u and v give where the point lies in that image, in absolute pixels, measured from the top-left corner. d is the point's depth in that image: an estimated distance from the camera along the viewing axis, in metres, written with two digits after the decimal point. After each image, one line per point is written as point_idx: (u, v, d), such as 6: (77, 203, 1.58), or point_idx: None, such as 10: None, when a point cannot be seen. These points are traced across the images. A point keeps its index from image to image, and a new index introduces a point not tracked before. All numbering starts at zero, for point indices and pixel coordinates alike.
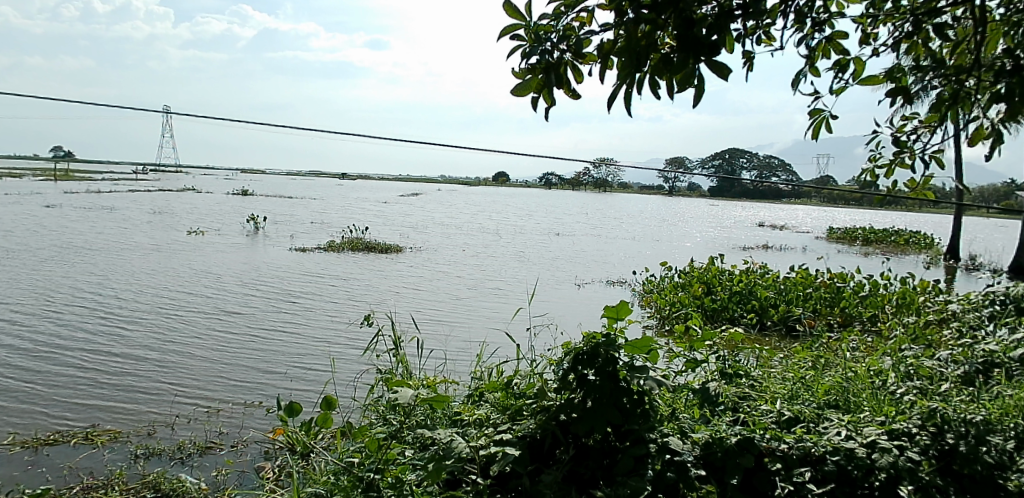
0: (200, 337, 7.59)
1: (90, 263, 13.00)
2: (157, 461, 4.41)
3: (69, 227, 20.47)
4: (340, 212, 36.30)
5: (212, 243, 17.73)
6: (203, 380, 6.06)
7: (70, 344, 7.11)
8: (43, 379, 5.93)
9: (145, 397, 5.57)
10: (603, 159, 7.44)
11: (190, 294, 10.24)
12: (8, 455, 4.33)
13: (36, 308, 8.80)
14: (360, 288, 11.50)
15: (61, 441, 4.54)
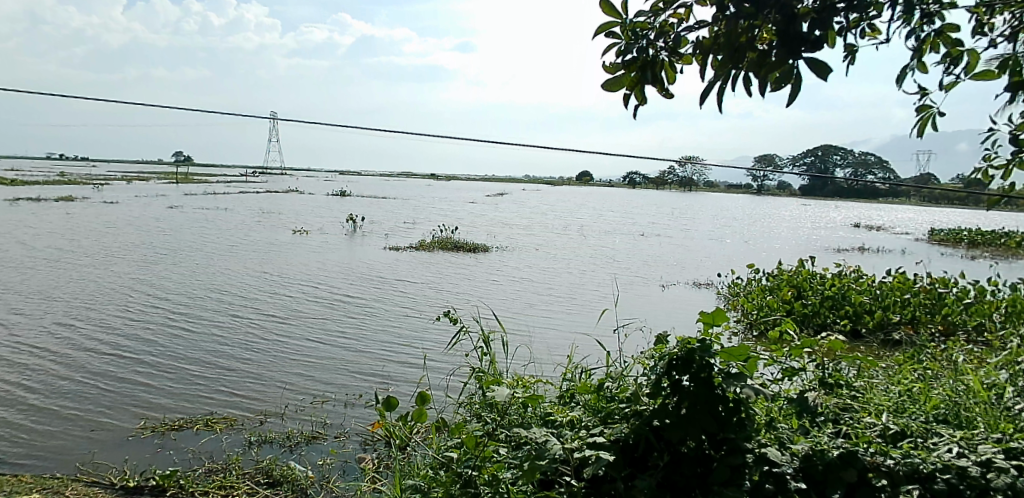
0: (297, 334, 7.95)
1: (196, 261, 13.96)
2: (269, 448, 4.67)
3: (176, 226, 22.07)
4: (418, 211, 37.27)
5: (301, 241, 18.63)
6: (305, 374, 6.35)
7: (183, 339, 7.61)
8: (165, 369, 6.44)
9: (254, 388, 5.94)
10: (688, 157, 7.23)
11: (285, 291, 10.74)
12: (142, 438, 4.70)
13: (153, 302, 9.54)
14: (444, 286, 11.76)
15: (186, 427, 4.88)
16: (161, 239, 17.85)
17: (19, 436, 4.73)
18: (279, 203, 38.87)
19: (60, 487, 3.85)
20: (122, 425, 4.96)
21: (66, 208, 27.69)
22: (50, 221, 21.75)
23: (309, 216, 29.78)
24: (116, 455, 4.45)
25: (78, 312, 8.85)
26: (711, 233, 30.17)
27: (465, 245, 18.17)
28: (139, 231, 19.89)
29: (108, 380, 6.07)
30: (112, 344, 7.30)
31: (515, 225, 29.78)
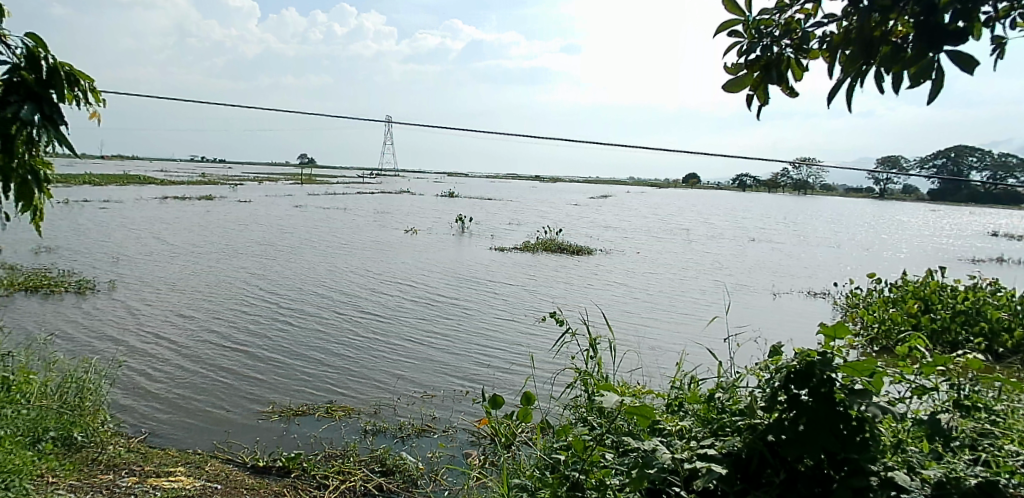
0: (405, 331, 8.24)
1: (312, 257, 14.89)
2: (382, 437, 4.89)
3: (292, 224, 23.64)
4: (513, 212, 37.72)
5: (406, 240, 19.41)
6: (414, 370, 6.59)
7: (301, 330, 8.11)
8: (289, 357, 6.91)
9: (369, 379, 6.24)
10: (803, 158, 6.85)
11: (391, 289, 11.18)
12: (270, 421, 5.04)
13: (277, 294, 10.29)
14: (545, 287, 11.86)
15: (309, 413, 5.20)
16: (281, 236, 19.20)
17: (166, 408, 5.21)
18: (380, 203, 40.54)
19: (200, 462, 4.20)
20: (253, 407, 5.35)
21: (197, 206, 30.33)
22: (185, 217, 23.89)
23: (410, 216, 30.85)
24: (249, 434, 4.80)
25: (211, 300, 9.65)
26: (824, 239, 28.34)
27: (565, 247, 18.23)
28: (262, 227, 21.49)
29: (238, 363, 6.59)
30: (240, 330, 7.90)
31: (613, 228, 29.37)
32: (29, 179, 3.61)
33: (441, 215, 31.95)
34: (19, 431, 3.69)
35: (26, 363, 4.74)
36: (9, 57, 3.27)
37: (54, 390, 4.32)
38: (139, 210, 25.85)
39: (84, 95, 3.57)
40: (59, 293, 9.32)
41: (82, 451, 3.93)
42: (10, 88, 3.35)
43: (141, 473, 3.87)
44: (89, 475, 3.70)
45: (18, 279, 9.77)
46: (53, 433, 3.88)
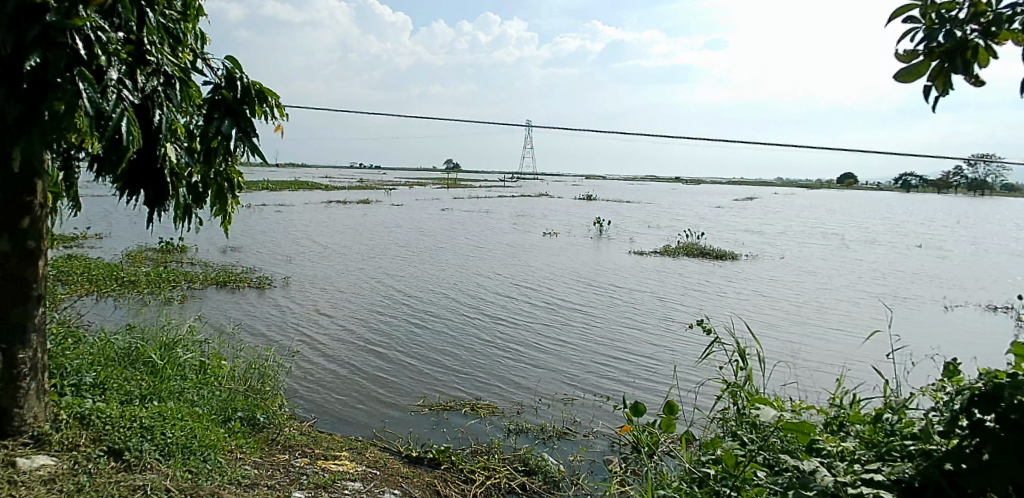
0: (541, 335, 8.35)
1: (453, 257, 15.61)
2: (526, 437, 5.03)
3: (431, 225, 24.91)
4: (642, 215, 37.01)
5: (537, 243, 19.72)
6: (554, 373, 6.73)
7: (443, 328, 8.47)
8: (437, 353, 7.32)
9: (512, 380, 6.46)
10: (984, 154, 6.13)
11: (527, 291, 11.36)
12: (422, 413, 5.33)
13: (424, 292, 10.90)
14: (685, 294, 11.57)
15: (456, 408, 5.44)
16: (421, 237, 20.29)
17: (330, 394, 5.67)
18: (505, 205, 41.40)
19: (361, 448, 4.50)
20: (406, 399, 5.69)
21: (344, 208, 32.76)
22: (338, 219, 25.93)
23: (538, 218, 31.17)
24: (403, 425, 5.10)
25: (363, 295, 10.34)
26: (1002, 247, 24.96)
27: (708, 251, 17.61)
28: (405, 229, 22.85)
29: (387, 356, 7.02)
30: (389, 326, 8.41)
31: (751, 232, 27.93)
32: (224, 186, 4.13)
33: (568, 218, 31.98)
34: (213, 410, 4.18)
35: (219, 349, 5.43)
36: (212, 78, 3.69)
37: (240, 375, 4.89)
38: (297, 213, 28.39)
39: (271, 110, 3.92)
40: (243, 288, 10.35)
41: (264, 430, 4.32)
42: (212, 105, 3.79)
43: (312, 455, 4.19)
44: (270, 454, 4.05)
45: (211, 274, 10.99)
46: (240, 413, 4.31)
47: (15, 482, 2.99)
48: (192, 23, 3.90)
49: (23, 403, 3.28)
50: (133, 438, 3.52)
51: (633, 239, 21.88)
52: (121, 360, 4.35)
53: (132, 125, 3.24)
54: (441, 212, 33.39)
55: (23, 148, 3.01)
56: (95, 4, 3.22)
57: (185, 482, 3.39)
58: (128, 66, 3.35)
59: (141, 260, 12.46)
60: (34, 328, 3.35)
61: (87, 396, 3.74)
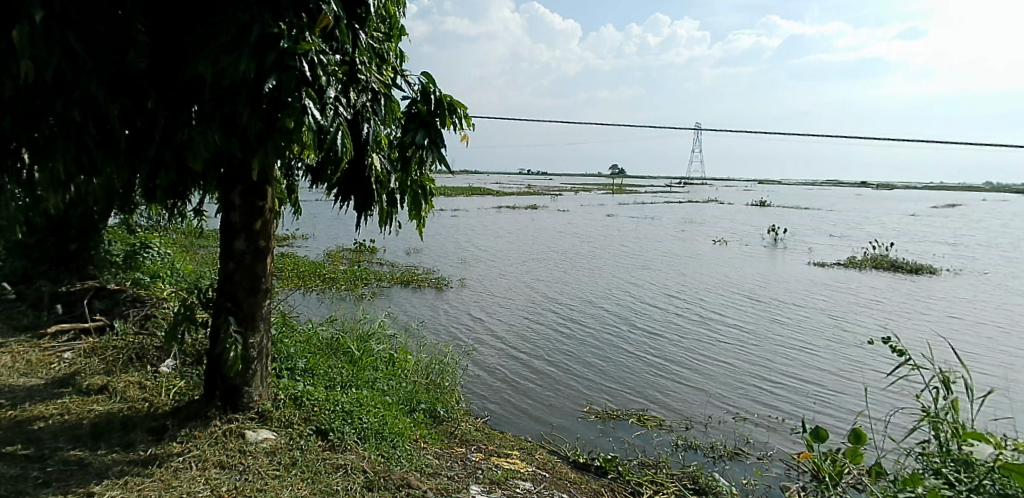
0: (703, 351, 8.02)
1: (616, 263, 15.60)
2: (694, 454, 4.92)
3: (590, 230, 25.08)
4: (816, 221, 34.20)
5: (700, 250, 19.06)
6: (719, 390, 6.53)
7: (599, 335, 8.44)
8: (600, 358, 7.39)
9: (677, 393, 6.36)
10: None
11: (691, 303, 10.93)
12: (589, 420, 5.38)
13: (591, 297, 11.03)
14: (877, 312, 10.58)
15: (622, 418, 5.43)
16: (581, 242, 20.48)
17: (501, 390, 5.94)
18: (656, 211, 40.28)
19: (531, 449, 4.60)
20: (572, 404, 5.76)
21: (502, 213, 33.83)
22: (501, 223, 27.03)
23: (698, 224, 30.14)
24: (572, 430, 5.16)
25: (525, 298, 10.60)
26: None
27: (902, 264, 15.86)
28: (564, 233, 23.23)
29: (546, 359, 7.14)
30: (548, 329, 8.56)
31: (951, 243, 24.63)
32: (419, 192, 4.46)
33: (730, 225, 30.29)
34: (400, 401, 4.50)
35: (404, 344, 5.88)
36: (410, 93, 4.05)
37: (423, 370, 5.24)
38: (461, 218, 29.83)
39: (459, 121, 4.20)
40: (424, 288, 11.05)
41: (443, 423, 4.56)
42: (410, 117, 4.14)
43: (485, 451, 4.34)
44: (448, 446, 4.25)
45: (396, 273, 11.96)
46: (423, 405, 4.60)
47: (245, 453, 3.43)
48: (394, 43, 4.31)
49: (251, 384, 3.74)
50: (336, 421, 3.87)
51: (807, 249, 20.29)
52: (326, 349, 4.85)
53: (344, 139, 3.64)
54: (596, 217, 33.23)
55: (261, 160, 3.46)
56: (319, 30, 3.66)
57: (379, 465, 3.65)
58: (343, 84, 3.77)
59: (340, 258, 13.90)
60: (261, 318, 3.77)
61: (298, 380, 4.20)
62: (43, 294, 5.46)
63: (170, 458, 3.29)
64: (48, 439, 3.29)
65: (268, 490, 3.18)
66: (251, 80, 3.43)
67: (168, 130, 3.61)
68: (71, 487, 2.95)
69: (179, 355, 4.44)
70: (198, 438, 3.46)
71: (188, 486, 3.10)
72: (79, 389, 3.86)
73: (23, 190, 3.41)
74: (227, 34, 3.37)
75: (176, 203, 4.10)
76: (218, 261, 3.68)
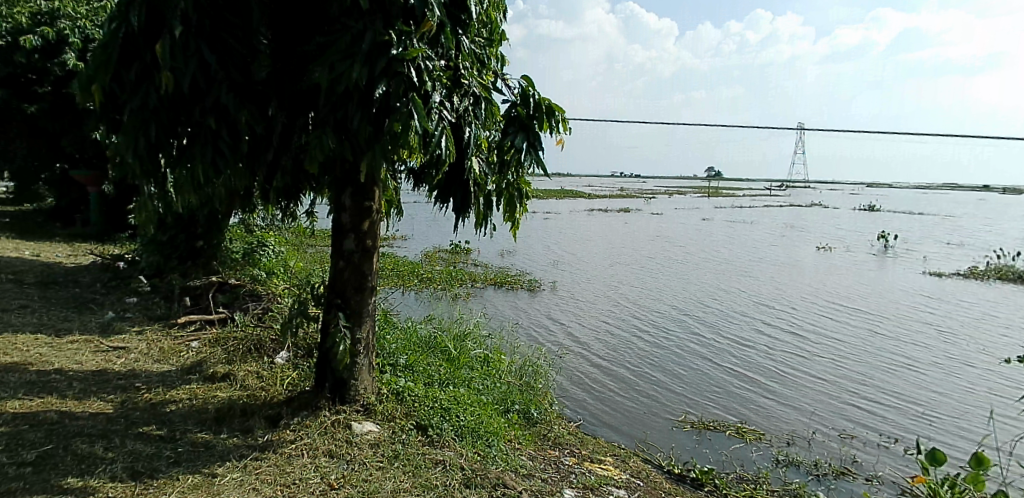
0: (800, 364, 7.64)
1: (711, 269, 15.15)
2: (796, 471, 4.70)
3: (679, 234, 24.52)
4: (927, 228, 31.79)
5: (800, 257, 18.19)
6: (820, 407, 6.21)
7: (688, 343, 8.21)
8: (691, 366, 7.21)
9: (774, 407, 6.10)
10: None
11: (791, 314, 10.41)
12: (683, 430, 5.26)
13: (685, 304, 10.79)
14: (1006, 331, 9.68)
15: (719, 429, 5.28)
16: (671, 246, 20.07)
17: (594, 394, 5.90)
18: (748, 215, 38.66)
19: (625, 456, 4.53)
20: (666, 413, 5.63)
21: (590, 216, 33.73)
22: (589, 227, 26.94)
23: (795, 230, 28.78)
24: (666, 439, 5.05)
25: (615, 303, 10.46)
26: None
27: None
28: (653, 238, 22.85)
29: (634, 365, 7.01)
30: (636, 334, 8.42)
31: None
32: (516, 194, 4.47)
33: (830, 231, 28.61)
34: (495, 400, 4.56)
35: (499, 345, 5.96)
36: (510, 97, 4.09)
37: (517, 371, 5.29)
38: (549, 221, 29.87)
39: (558, 124, 4.20)
40: (516, 290, 11.14)
41: (537, 425, 4.57)
42: (509, 121, 4.18)
43: (579, 455, 4.31)
44: (542, 448, 4.25)
45: (490, 275, 12.15)
46: (517, 406, 4.65)
47: (351, 443, 3.56)
48: (495, 48, 4.37)
49: (358, 377, 3.88)
50: (435, 417, 3.95)
51: (920, 258, 18.91)
52: (425, 346, 4.99)
53: (448, 141, 3.68)
54: (685, 221, 32.31)
55: (370, 163, 3.57)
56: (425, 36, 3.75)
57: (476, 463, 3.68)
58: (446, 89, 3.83)
59: (436, 259, 14.33)
60: (368, 314, 3.92)
61: (400, 375, 4.33)
62: (174, 288, 5.93)
63: (283, 444, 3.47)
64: (178, 421, 3.56)
65: (372, 480, 3.28)
66: (362, 86, 3.54)
67: (285, 134, 3.83)
68: (198, 467, 3.16)
69: (292, 348, 4.69)
70: (309, 427, 3.63)
71: (301, 472, 3.25)
72: (204, 377, 4.16)
73: (161, 192, 3.69)
74: (342, 43, 3.50)
75: (290, 203, 4.33)
76: (329, 258, 3.86)
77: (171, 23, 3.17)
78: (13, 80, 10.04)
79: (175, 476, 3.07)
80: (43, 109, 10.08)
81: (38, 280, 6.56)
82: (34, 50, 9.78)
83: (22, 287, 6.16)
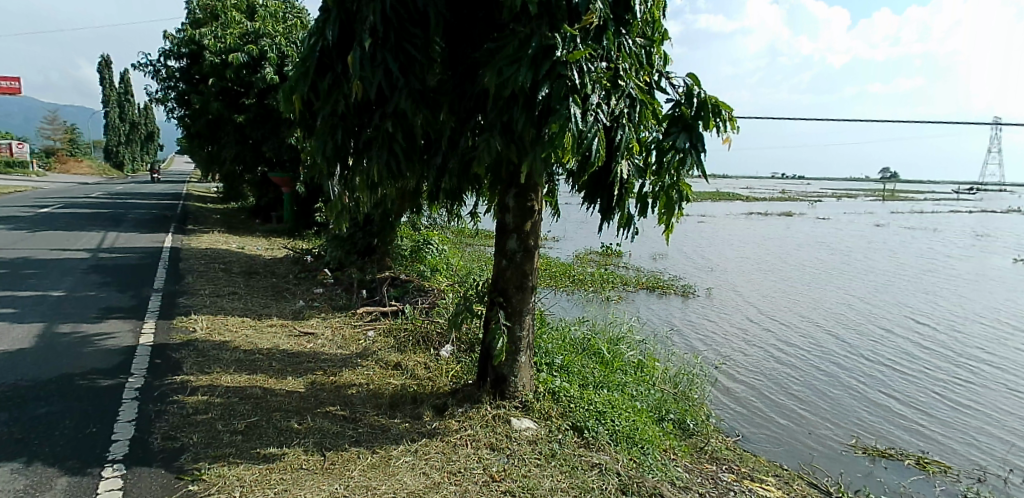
0: (987, 395, 6.72)
1: (887, 281, 13.80)
2: None
3: (841, 241, 22.62)
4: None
5: (993, 271, 15.99)
6: (1015, 445, 5.44)
7: (849, 361, 7.58)
8: (855, 386, 6.64)
9: (957, 441, 5.45)
10: None
11: (983, 337, 9.18)
12: (853, 455, 4.87)
13: (856, 319, 9.93)
14: None
15: (896, 458, 4.83)
16: (833, 254, 18.58)
17: (750, 408, 5.63)
18: (922, 221, 34.65)
19: (788, 478, 4.22)
20: (834, 436, 5.23)
21: (740, 220, 32.17)
22: (739, 230, 25.75)
23: (983, 239, 25.37)
24: (833, 464, 4.68)
25: (774, 313, 9.91)
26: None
27: None
28: (812, 244, 21.30)
29: (787, 380, 6.59)
30: (789, 347, 7.93)
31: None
32: (674, 197, 4.21)
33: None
34: (650, 408, 4.52)
35: (653, 352, 5.91)
36: (673, 96, 3.96)
37: (671, 379, 5.23)
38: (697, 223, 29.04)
39: (722, 123, 4.01)
40: (669, 294, 10.92)
41: (694, 437, 4.44)
42: (672, 120, 4.06)
43: (738, 472, 4.06)
44: (699, 462, 4.08)
45: (642, 279, 11.99)
46: (672, 416, 4.55)
47: (510, 439, 3.64)
48: (657, 47, 4.27)
49: (517, 374, 3.99)
50: (591, 419, 3.92)
51: None
52: (579, 348, 5.09)
53: (603, 143, 3.59)
54: (847, 227, 29.76)
55: (532, 167, 3.59)
56: (588, 38, 3.70)
57: (632, 470, 3.56)
58: (606, 90, 3.72)
59: (587, 260, 14.42)
60: (528, 313, 4.00)
61: (556, 375, 4.39)
62: (353, 280, 6.49)
63: (448, 433, 3.62)
64: (358, 403, 3.85)
65: (531, 477, 3.30)
66: (527, 90, 3.56)
67: (453, 136, 4.00)
68: (376, 447, 3.39)
69: (456, 342, 4.93)
70: (471, 419, 3.77)
71: (465, 462, 3.36)
72: (380, 363, 4.49)
73: (345, 192, 4.03)
74: (508, 48, 3.56)
75: (453, 204, 4.53)
76: (493, 258, 4.00)
77: (360, 36, 3.41)
78: (227, 92, 11.67)
79: (357, 454, 3.30)
80: (249, 118, 11.44)
81: (243, 269, 7.50)
82: (241, 66, 11.21)
83: (232, 275, 7.07)
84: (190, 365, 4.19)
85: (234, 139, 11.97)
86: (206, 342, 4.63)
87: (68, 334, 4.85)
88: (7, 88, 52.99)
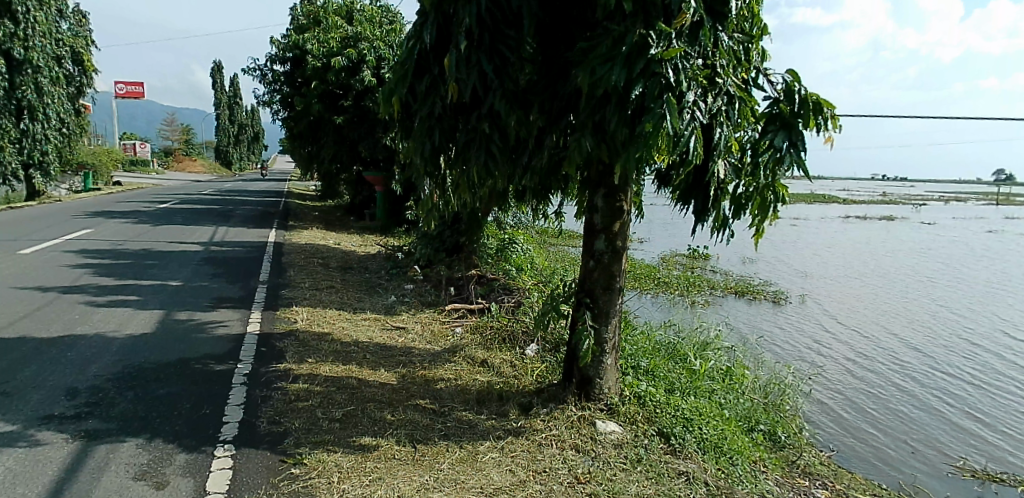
0: None
1: (1004, 293, 12.70)
2: None
3: (948, 248, 21.00)
4: None
5: None
6: None
7: (953, 377, 7.05)
8: (959, 404, 6.18)
9: None
10: None
11: None
12: (959, 478, 4.55)
13: (966, 333, 9.21)
14: None
15: (1009, 484, 4.46)
16: (939, 262, 17.31)
17: (842, 422, 5.37)
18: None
19: None
20: (938, 457, 4.90)
21: (834, 224, 30.52)
22: (834, 236, 24.45)
23: None
24: (938, 487, 4.38)
25: (873, 323, 9.39)
26: None
27: None
28: (916, 251, 19.96)
29: (883, 394, 6.23)
30: (884, 359, 7.50)
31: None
32: (769, 198, 4.05)
33: None
34: (739, 417, 4.40)
35: (742, 359, 5.76)
36: (772, 94, 3.80)
37: (762, 389, 5.08)
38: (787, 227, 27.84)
39: (824, 122, 3.83)
40: (760, 300, 10.57)
41: (786, 449, 4.27)
42: (769, 119, 3.91)
43: (834, 489, 3.85)
44: (791, 476, 3.90)
45: (731, 283, 11.64)
46: (763, 427, 4.41)
47: (595, 441, 3.62)
48: (756, 42, 4.11)
49: (602, 376, 3.96)
50: (678, 426, 3.84)
51: None
52: (666, 353, 5.05)
53: (698, 143, 3.48)
54: (955, 233, 27.58)
55: (624, 167, 3.55)
56: (684, 35, 3.60)
57: (721, 480, 3.45)
58: (702, 88, 3.62)
59: (673, 263, 14.14)
60: (615, 315, 3.97)
61: (641, 379, 4.35)
62: (442, 278, 6.69)
63: (534, 432, 3.66)
64: (447, 398, 3.94)
65: (616, 481, 3.26)
66: (620, 89, 3.52)
67: (542, 136, 4.01)
68: (463, 442, 3.46)
69: (542, 342, 4.96)
70: (557, 419, 3.78)
71: (550, 462, 3.37)
72: (468, 359, 4.59)
73: (438, 192, 4.14)
74: (603, 47, 3.52)
75: (539, 204, 4.56)
76: (581, 258, 4.00)
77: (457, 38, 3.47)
78: (327, 94, 12.23)
79: (446, 448, 3.39)
80: (348, 119, 11.95)
81: (339, 264, 7.85)
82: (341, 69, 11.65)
83: (328, 269, 7.43)
84: (292, 354, 4.43)
85: (334, 139, 12.58)
86: (308, 333, 4.88)
87: (184, 320, 5.25)
88: (127, 92, 58.03)
